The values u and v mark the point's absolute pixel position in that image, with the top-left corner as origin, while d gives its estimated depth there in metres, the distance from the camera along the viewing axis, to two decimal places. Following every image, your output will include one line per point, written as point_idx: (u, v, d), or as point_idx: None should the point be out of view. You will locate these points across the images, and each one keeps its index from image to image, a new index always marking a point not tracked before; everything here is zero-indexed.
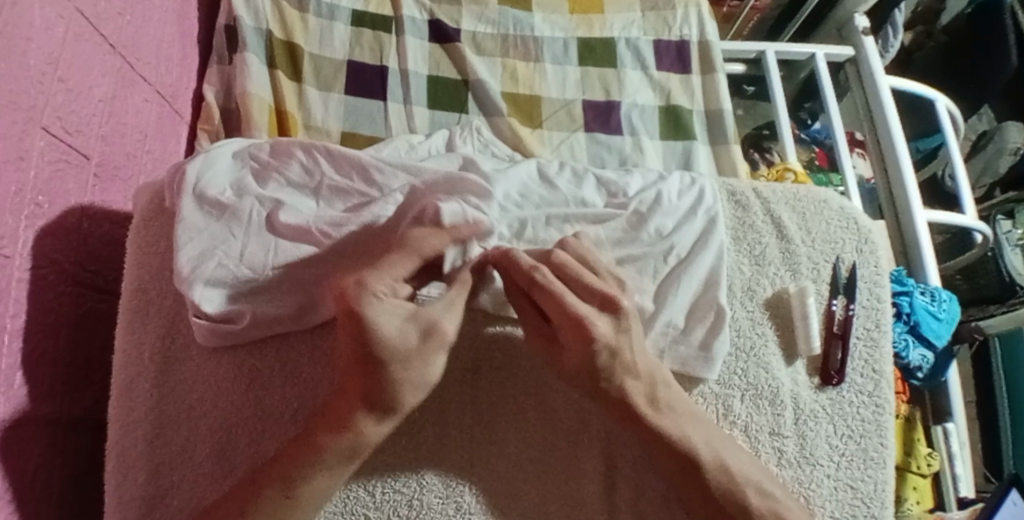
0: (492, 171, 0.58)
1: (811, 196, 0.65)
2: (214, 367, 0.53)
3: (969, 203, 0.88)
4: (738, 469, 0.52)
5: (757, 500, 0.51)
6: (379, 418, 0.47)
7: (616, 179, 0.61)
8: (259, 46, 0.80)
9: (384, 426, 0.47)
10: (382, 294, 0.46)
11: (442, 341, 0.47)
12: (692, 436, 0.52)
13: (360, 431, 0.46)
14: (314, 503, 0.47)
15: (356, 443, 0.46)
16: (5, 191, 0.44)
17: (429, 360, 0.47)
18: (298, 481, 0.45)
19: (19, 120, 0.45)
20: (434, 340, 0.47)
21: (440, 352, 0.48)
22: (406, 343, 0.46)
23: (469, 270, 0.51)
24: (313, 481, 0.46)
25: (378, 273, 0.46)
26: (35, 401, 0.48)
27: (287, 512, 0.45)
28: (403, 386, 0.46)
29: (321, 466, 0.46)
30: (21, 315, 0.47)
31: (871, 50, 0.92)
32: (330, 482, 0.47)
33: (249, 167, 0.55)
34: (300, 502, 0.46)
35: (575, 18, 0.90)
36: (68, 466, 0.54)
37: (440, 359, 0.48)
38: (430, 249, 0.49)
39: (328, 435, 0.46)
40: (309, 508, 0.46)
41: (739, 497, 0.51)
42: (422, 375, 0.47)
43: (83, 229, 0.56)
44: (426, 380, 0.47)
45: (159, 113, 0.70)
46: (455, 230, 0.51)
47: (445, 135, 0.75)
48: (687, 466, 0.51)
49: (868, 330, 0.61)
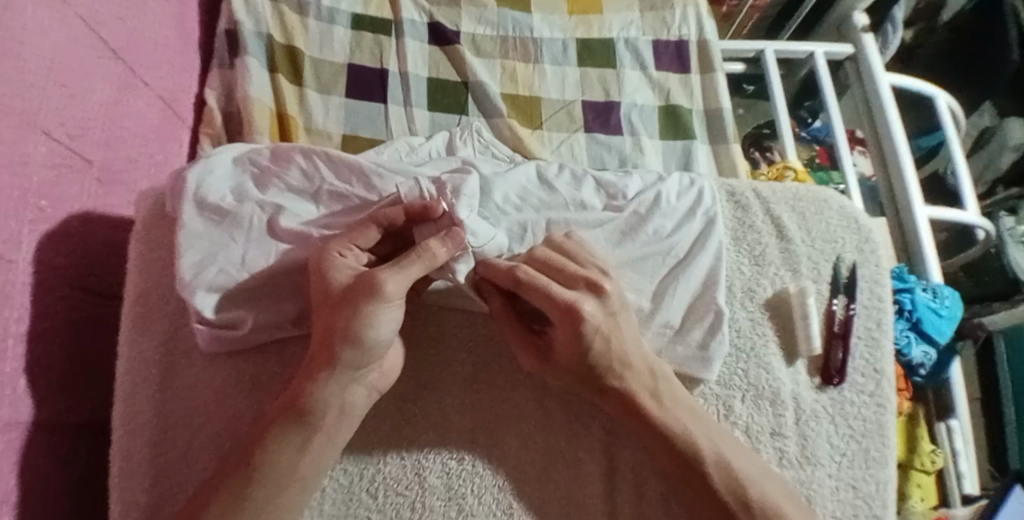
0: (491, 173, 0.58)
1: (811, 196, 0.65)
2: (214, 373, 0.54)
3: (970, 200, 0.88)
4: (735, 460, 0.52)
5: (754, 487, 0.50)
6: (317, 377, 0.47)
7: (615, 180, 0.61)
8: (260, 50, 0.80)
9: (325, 388, 0.47)
10: (343, 255, 0.50)
11: (377, 297, 0.47)
12: (691, 431, 0.52)
13: (307, 397, 0.47)
14: (280, 483, 0.45)
15: (307, 407, 0.47)
16: (6, 196, 0.44)
17: (365, 312, 0.47)
18: (258, 450, 0.46)
19: (21, 125, 0.45)
20: (366, 292, 0.47)
21: (375, 306, 0.47)
22: (346, 290, 0.48)
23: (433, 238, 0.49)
24: (273, 452, 0.46)
25: (339, 238, 0.51)
26: (39, 404, 0.49)
27: (246, 484, 0.44)
28: (338, 336, 0.47)
29: (276, 432, 0.46)
30: (25, 319, 0.47)
31: (870, 47, 0.92)
32: (289, 455, 0.46)
33: (249, 172, 0.55)
34: (258, 474, 0.45)
35: (573, 19, 0.90)
36: (73, 470, 0.55)
37: (382, 316, 0.48)
38: (385, 218, 0.51)
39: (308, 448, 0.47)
40: (269, 487, 0.45)
41: (737, 484, 0.50)
42: (357, 326, 0.47)
43: (86, 234, 0.56)
44: (359, 334, 0.47)
45: (161, 118, 0.70)
46: (407, 206, 0.51)
47: (445, 137, 0.75)
48: (683, 465, 0.51)
49: (868, 330, 0.61)
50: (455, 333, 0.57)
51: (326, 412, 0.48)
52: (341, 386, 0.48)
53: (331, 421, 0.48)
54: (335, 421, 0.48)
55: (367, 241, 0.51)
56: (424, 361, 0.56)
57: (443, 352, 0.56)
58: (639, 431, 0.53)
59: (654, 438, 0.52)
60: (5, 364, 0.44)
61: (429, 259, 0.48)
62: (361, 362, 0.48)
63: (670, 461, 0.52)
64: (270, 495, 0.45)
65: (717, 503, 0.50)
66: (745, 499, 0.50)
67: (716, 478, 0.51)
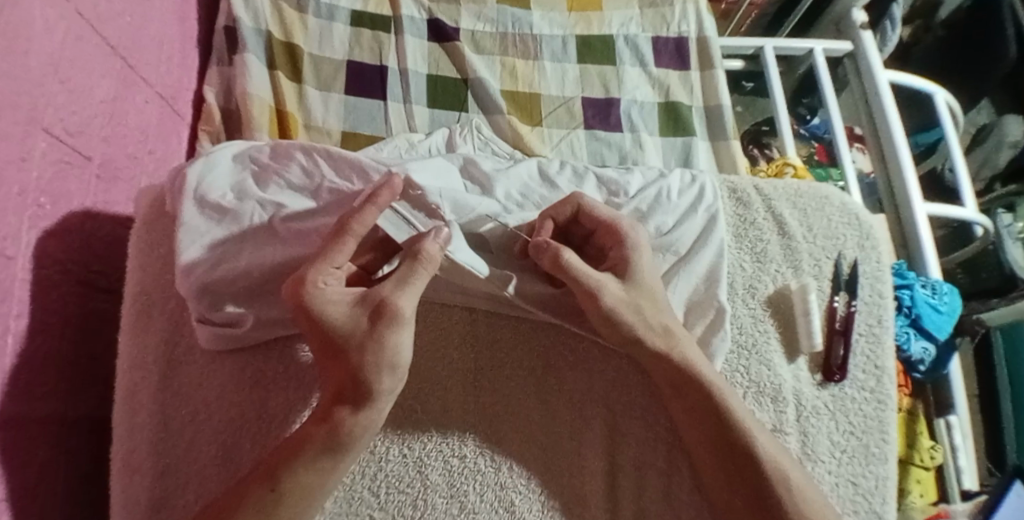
0: (493, 171, 0.58)
1: (812, 192, 0.65)
2: (216, 370, 0.54)
3: (969, 195, 0.89)
4: (755, 443, 0.52)
5: (791, 475, 0.51)
6: (359, 409, 0.47)
7: (616, 178, 0.60)
8: (259, 47, 0.79)
9: (363, 417, 0.47)
10: (326, 283, 0.47)
11: (394, 320, 0.46)
12: (729, 400, 0.53)
13: (339, 418, 0.47)
14: (300, 505, 0.45)
15: (345, 438, 0.47)
16: (7, 192, 0.44)
17: (388, 341, 0.47)
18: (283, 475, 0.45)
19: (20, 121, 0.45)
20: (383, 317, 0.46)
21: (397, 331, 0.47)
22: (354, 320, 0.46)
23: (430, 245, 0.48)
24: (297, 476, 0.45)
25: (316, 266, 0.47)
26: (39, 401, 0.49)
27: (272, 506, 0.44)
28: (371, 371, 0.46)
29: (308, 458, 0.46)
30: (24, 316, 0.47)
31: (869, 43, 0.92)
32: (317, 478, 0.46)
33: (250, 170, 0.55)
34: (285, 497, 0.45)
35: (574, 16, 0.90)
36: (75, 468, 0.55)
37: (404, 337, 0.47)
38: (359, 225, 0.48)
39: (315, 431, 0.47)
40: (295, 507, 0.45)
41: (773, 468, 0.51)
42: (387, 357, 0.47)
43: (86, 231, 0.56)
44: (393, 362, 0.47)
45: (160, 114, 0.70)
46: (375, 198, 0.49)
47: (445, 134, 0.76)
48: (728, 439, 0.52)
49: (869, 326, 0.61)
50: (455, 329, 0.57)
51: (357, 438, 0.47)
52: (378, 411, 0.48)
53: (359, 441, 0.48)
54: (365, 440, 0.48)
55: (345, 258, 0.48)
56: (421, 357, 0.56)
57: (445, 351, 0.56)
58: (674, 405, 0.54)
59: (682, 417, 0.54)
60: (5, 361, 0.44)
61: (433, 264, 0.48)
62: (393, 387, 0.48)
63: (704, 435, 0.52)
64: (296, 511, 0.45)
65: (760, 477, 0.51)
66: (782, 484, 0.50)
67: (761, 443, 0.52)
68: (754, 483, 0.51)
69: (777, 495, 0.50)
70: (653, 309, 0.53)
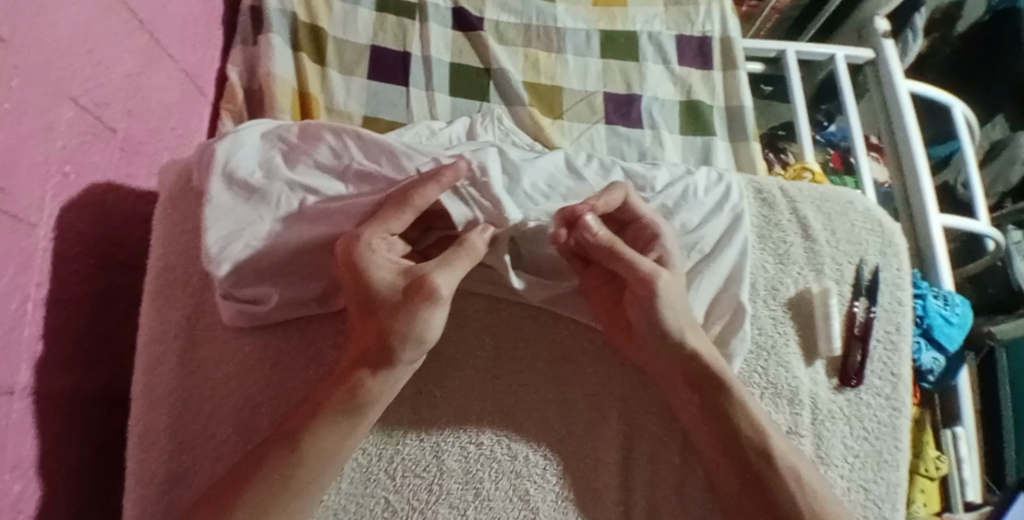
0: (521, 159, 0.57)
1: (836, 197, 0.66)
2: (238, 348, 0.54)
3: (982, 209, 0.90)
4: (777, 443, 0.52)
5: (807, 477, 0.51)
6: (378, 370, 0.48)
7: (643, 172, 0.60)
8: (284, 28, 0.79)
9: (382, 379, 0.48)
10: (377, 246, 0.49)
11: (431, 299, 0.47)
12: (748, 403, 0.53)
13: (365, 387, 0.47)
14: (320, 466, 0.46)
15: (362, 399, 0.47)
16: (31, 160, 0.44)
17: (420, 314, 0.48)
18: (303, 436, 0.46)
19: (45, 90, 0.45)
20: (422, 294, 0.47)
21: (430, 308, 0.48)
22: (394, 292, 0.48)
23: (476, 235, 0.50)
24: (320, 435, 0.46)
25: (371, 227, 0.49)
26: (56, 373, 0.49)
27: (291, 467, 0.45)
28: (397, 338, 0.47)
29: (326, 419, 0.46)
30: (44, 285, 0.47)
31: (891, 52, 0.92)
32: (334, 438, 0.47)
33: (278, 148, 0.55)
34: (305, 458, 0.45)
35: (597, 10, 0.89)
36: (87, 440, 0.55)
37: (435, 316, 0.48)
38: (419, 198, 0.49)
39: (333, 393, 0.47)
40: (311, 471, 0.46)
41: (791, 466, 0.51)
42: (416, 329, 0.48)
43: (106, 204, 0.56)
44: (420, 335, 0.48)
45: (183, 91, 0.69)
46: (438, 177, 0.49)
47: (466, 122, 0.75)
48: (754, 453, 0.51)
49: (887, 334, 0.61)
50: (477, 318, 0.57)
51: (374, 403, 0.48)
52: (395, 379, 0.49)
53: (377, 409, 0.49)
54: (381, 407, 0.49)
55: (401, 227, 0.50)
56: (446, 343, 0.56)
57: (464, 338, 0.56)
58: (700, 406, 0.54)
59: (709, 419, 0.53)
60: (23, 329, 0.44)
61: (475, 253, 0.50)
62: (414, 358, 0.49)
63: (715, 433, 0.52)
64: (314, 475, 0.46)
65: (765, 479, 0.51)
66: (787, 490, 0.50)
67: (775, 440, 0.52)
68: (767, 486, 0.50)
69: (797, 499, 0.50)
70: (668, 315, 0.52)
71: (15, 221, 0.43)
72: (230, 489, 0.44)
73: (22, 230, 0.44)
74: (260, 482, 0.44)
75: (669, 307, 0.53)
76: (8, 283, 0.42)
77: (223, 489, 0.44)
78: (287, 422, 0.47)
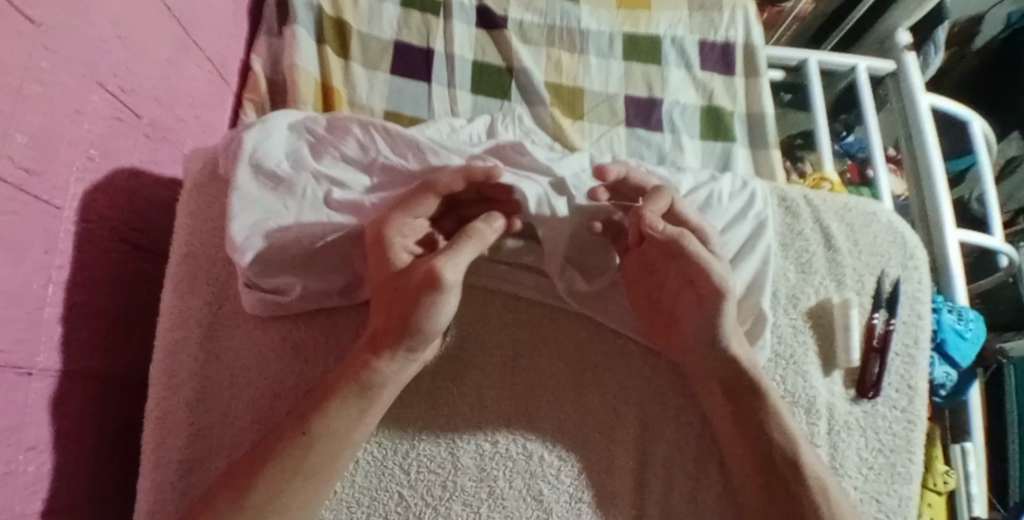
0: (547, 159, 0.58)
1: (860, 207, 0.65)
2: (261, 336, 0.54)
3: (997, 226, 0.90)
4: (806, 455, 0.52)
5: (835, 494, 0.51)
6: (381, 352, 0.48)
7: (668, 177, 0.60)
8: (309, 21, 0.79)
9: (388, 362, 0.48)
10: (401, 233, 0.50)
11: (437, 287, 0.46)
12: (779, 411, 0.53)
13: (372, 369, 0.47)
14: (332, 448, 0.47)
15: (370, 380, 0.48)
16: (58, 143, 0.45)
17: (426, 301, 0.47)
18: (314, 418, 0.46)
19: (74, 73, 0.46)
20: (427, 281, 0.46)
21: (437, 297, 0.47)
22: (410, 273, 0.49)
23: (484, 225, 0.50)
24: (329, 419, 0.46)
25: (397, 215, 0.50)
26: (76, 355, 0.49)
27: (304, 453, 0.45)
28: (404, 321, 0.48)
29: (336, 403, 0.47)
30: (67, 268, 0.47)
31: (913, 65, 0.92)
32: (345, 423, 0.47)
33: (305, 140, 0.55)
34: (315, 442, 0.46)
35: (622, 13, 0.89)
36: (106, 424, 0.55)
37: (445, 305, 0.48)
38: (443, 186, 0.50)
39: (345, 383, 0.47)
40: (323, 454, 0.46)
41: (823, 486, 0.51)
42: (420, 316, 0.47)
43: (131, 189, 0.56)
44: (428, 322, 0.48)
45: (209, 80, 0.69)
46: (467, 171, 0.51)
47: (487, 122, 0.75)
48: (772, 460, 0.51)
49: (905, 346, 0.61)
50: (496, 315, 0.57)
51: (384, 388, 0.49)
52: (404, 364, 0.49)
53: (386, 396, 0.49)
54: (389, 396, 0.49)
55: (425, 213, 0.51)
56: (466, 340, 0.56)
57: (482, 334, 0.56)
58: (722, 413, 0.54)
59: (730, 427, 0.53)
60: (45, 310, 0.45)
61: (481, 239, 0.49)
62: (419, 345, 0.49)
63: (740, 438, 0.53)
64: (326, 461, 0.46)
65: (772, 488, 0.51)
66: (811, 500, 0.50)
67: (806, 454, 0.52)
68: (790, 495, 0.50)
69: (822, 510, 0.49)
70: (724, 322, 0.52)
71: (38, 202, 0.43)
72: (239, 476, 0.44)
73: (47, 212, 0.44)
74: (274, 461, 0.45)
75: (711, 313, 0.52)
76: (31, 263, 0.43)
77: (234, 475, 0.45)
78: (301, 407, 0.48)
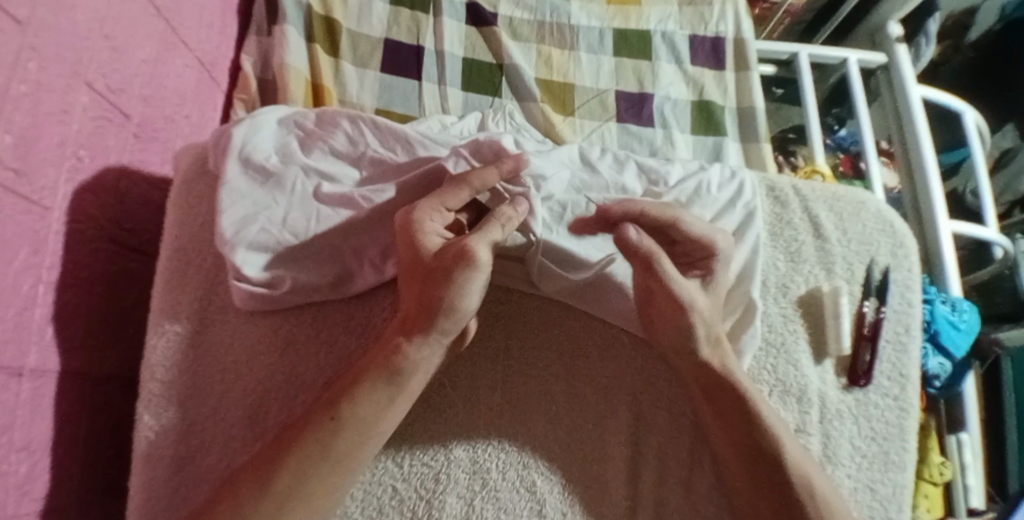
0: (535, 151, 0.58)
1: (848, 196, 0.66)
2: (248, 330, 0.54)
3: (991, 216, 0.89)
4: (789, 447, 0.52)
5: (819, 486, 0.51)
6: (414, 336, 0.48)
7: (657, 167, 0.61)
8: (299, 20, 0.79)
9: (422, 349, 0.48)
10: (431, 219, 0.49)
11: (468, 262, 0.47)
12: (761, 406, 0.53)
13: (404, 355, 0.48)
14: (359, 434, 0.47)
15: (400, 365, 0.48)
16: (46, 143, 0.45)
17: (457, 279, 0.47)
18: (343, 402, 0.46)
19: (61, 73, 0.46)
20: (459, 259, 0.47)
21: (469, 274, 0.47)
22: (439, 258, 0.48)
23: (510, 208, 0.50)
24: (359, 403, 0.47)
25: (428, 200, 0.49)
26: (67, 354, 0.49)
27: (332, 435, 0.45)
28: (438, 302, 0.48)
29: (365, 387, 0.47)
30: (57, 268, 0.48)
31: (902, 56, 0.92)
32: (373, 409, 0.47)
33: (295, 134, 0.56)
34: (342, 428, 0.46)
35: (612, 9, 0.90)
36: (98, 422, 0.55)
37: (476, 281, 0.48)
38: (478, 179, 0.50)
39: (375, 370, 0.48)
40: (353, 437, 0.46)
41: (805, 479, 0.51)
42: (452, 296, 0.47)
43: (121, 188, 0.56)
44: (464, 304, 0.48)
45: (198, 79, 0.70)
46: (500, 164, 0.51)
47: (478, 117, 0.75)
48: (755, 454, 0.52)
49: (896, 333, 0.61)
50: (489, 309, 0.58)
51: (414, 375, 0.49)
52: (434, 350, 0.49)
53: (415, 381, 0.49)
54: (420, 382, 0.50)
55: (457, 203, 0.50)
56: None
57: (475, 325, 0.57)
58: (705, 410, 0.54)
59: (713, 419, 0.53)
60: (34, 310, 0.45)
61: (512, 222, 0.49)
62: (452, 328, 0.49)
63: (734, 429, 0.52)
64: (356, 443, 0.47)
65: (776, 479, 0.51)
66: (807, 485, 0.50)
67: (790, 450, 0.52)
68: (778, 487, 0.50)
69: (811, 499, 0.50)
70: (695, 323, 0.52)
71: (27, 202, 0.43)
72: (259, 475, 0.44)
73: (35, 212, 0.44)
74: (305, 446, 0.45)
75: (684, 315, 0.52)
76: (20, 263, 0.43)
77: (250, 469, 0.45)
78: (329, 393, 0.48)
